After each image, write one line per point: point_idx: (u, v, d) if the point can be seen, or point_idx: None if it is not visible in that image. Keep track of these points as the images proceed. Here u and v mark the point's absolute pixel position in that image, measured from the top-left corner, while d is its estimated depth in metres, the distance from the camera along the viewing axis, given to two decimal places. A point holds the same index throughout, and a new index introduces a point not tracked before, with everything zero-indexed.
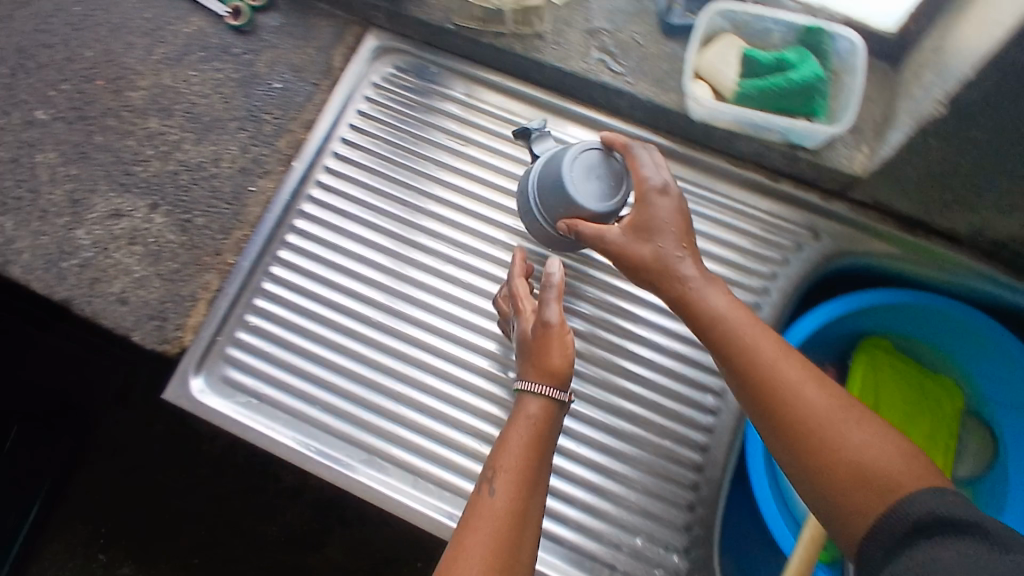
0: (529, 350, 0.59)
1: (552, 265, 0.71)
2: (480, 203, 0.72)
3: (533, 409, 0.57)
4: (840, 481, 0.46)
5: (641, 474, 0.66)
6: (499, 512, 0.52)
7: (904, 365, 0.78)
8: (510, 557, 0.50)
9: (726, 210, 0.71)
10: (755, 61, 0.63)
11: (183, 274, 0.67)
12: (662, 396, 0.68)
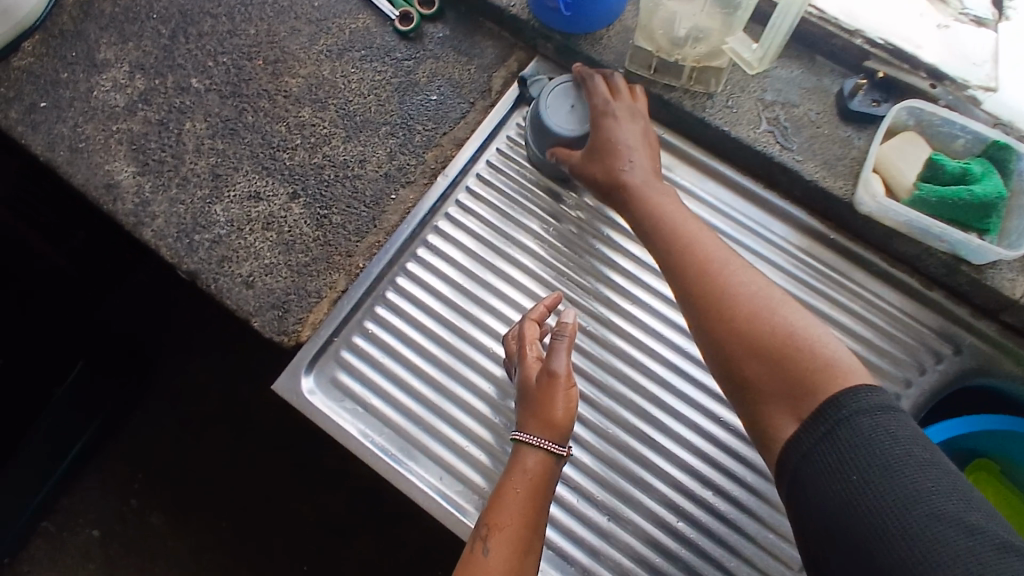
0: (524, 396, 0.60)
1: (674, 325, 0.69)
2: (610, 249, 0.71)
3: (528, 461, 0.57)
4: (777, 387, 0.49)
5: (733, 561, 0.63)
6: (492, 562, 0.53)
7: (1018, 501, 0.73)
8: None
9: (867, 306, 0.69)
10: (941, 166, 0.62)
11: (321, 267, 0.67)
12: (767, 486, 0.65)
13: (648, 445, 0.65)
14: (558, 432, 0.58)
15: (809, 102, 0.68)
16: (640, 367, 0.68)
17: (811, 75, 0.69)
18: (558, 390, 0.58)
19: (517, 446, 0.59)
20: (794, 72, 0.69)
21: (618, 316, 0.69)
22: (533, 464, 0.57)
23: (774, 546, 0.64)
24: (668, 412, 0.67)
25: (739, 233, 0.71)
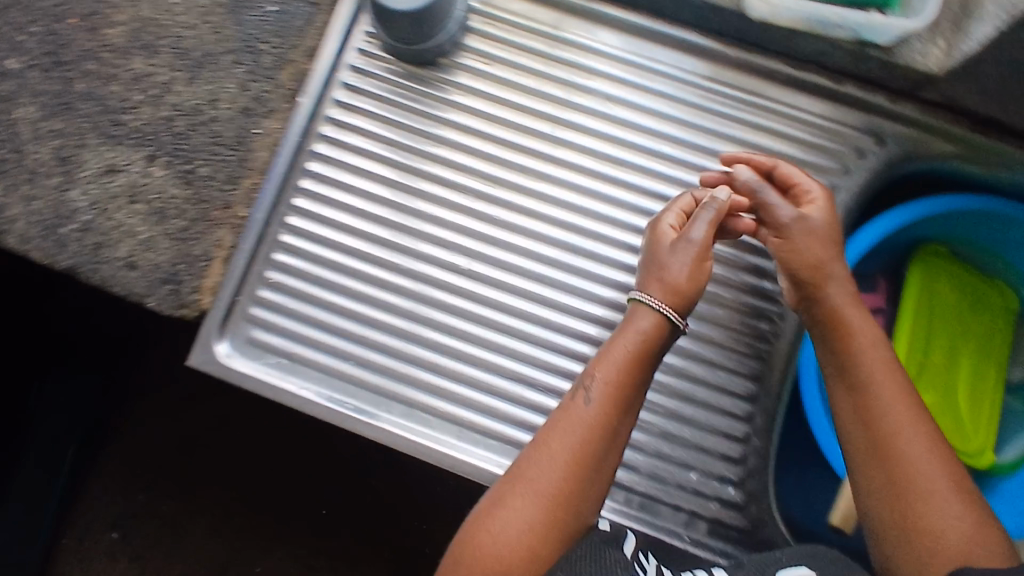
0: (648, 264, 0.58)
1: (587, 192, 0.64)
2: (501, 129, 0.65)
3: (644, 326, 0.56)
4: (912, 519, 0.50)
5: (696, 408, 0.62)
6: (586, 414, 0.54)
7: (961, 273, 0.71)
8: (575, 469, 0.53)
9: (779, 120, 0.65)
10: None
11: (198, 228, 0.61)
12: (712, 328, 0.63)
13: (589, 320, 0.63)
14: (681, 296, 0.56)
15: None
16: (561, 242, 0.64)
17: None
18: (682, 259, 0.57)
19: (630, 303, 0.58)
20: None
21: (530, 196, 0.64)
22: (647, 329, 0.56)
23: (730, 383, 0.63)
24: (600, 280, 0.63)
25: (635, 76, 0.65)
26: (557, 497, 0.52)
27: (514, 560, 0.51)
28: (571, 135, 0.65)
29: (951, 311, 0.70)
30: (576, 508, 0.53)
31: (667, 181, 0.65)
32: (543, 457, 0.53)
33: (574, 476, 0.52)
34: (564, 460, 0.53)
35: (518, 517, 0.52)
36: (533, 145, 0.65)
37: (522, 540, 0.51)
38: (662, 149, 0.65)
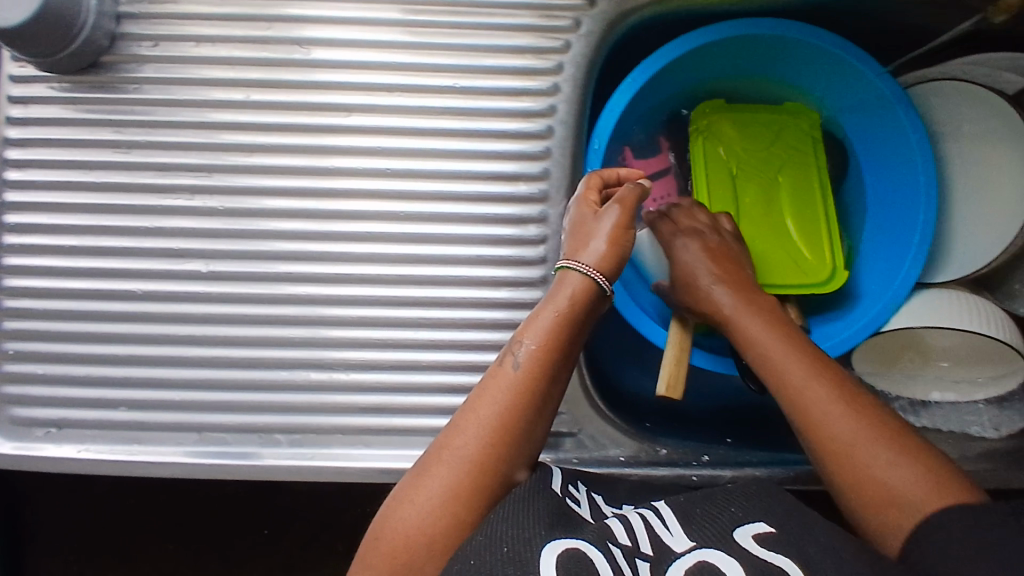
0: (574, 231, 0.55)
1: (305, 150, 0.58)
2: (189, 112, 0.58)
3: (575, 290, 0.52)
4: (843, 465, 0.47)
5: (492, 335, 0.58)
6: (514, 380, 0.50)
7: (745, 110, 0.68)
8: (507, 437, 0.48)
9: (488, 9, 0.59)
10: None
11: None
12: (485, 250, 0.59)
13: (353, 283, 0.58)
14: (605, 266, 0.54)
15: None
16: (300, 212, 0.58)
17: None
18: (611, 219, 0.55)
19: (562, 272, 0.54)
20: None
21: (252, 173, 0.57)
22: (575, 289, 0.53)
23: (521, 301, 0.58)
24: (354, 238, 0.58)
25: (323, 7, 0.58)
26: (487, 463, 0.47)
27: (434, 531, 0.45)
28: (266, 94, 0.58)
29: (744, 153, 0.68)
30: (501, 478, 0.48)
31: (385, 112, 0.58)
32: (471, 424, 0.49)
33: (502, 444, 0.48)
34: (490, 427, 0.48)
35: (442, 487, 0.47)
36: (229, 118, 0.58)
37: (443, 509, 0.46)
38: (369, 77, 0.58)
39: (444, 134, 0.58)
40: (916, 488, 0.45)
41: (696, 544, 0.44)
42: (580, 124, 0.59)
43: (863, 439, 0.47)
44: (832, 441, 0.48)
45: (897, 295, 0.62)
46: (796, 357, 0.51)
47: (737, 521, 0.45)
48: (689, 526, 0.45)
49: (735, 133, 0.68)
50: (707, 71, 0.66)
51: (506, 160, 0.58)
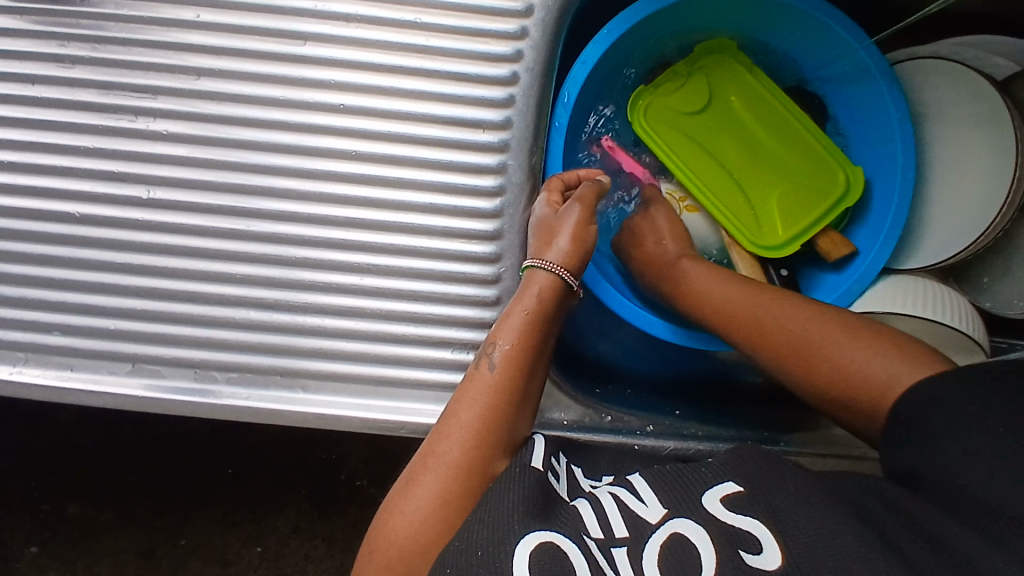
0: (539, 228, 0.56)
1: (255, 77, 0.56)
2: (138, 30, 0.56)
3: (545, 282, 0.54)
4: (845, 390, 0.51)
5: (438, 284, 0.57)
6: (491, 379, 0.51)
7: (666, 88, 0.66)
8: (492, 429, 0.49)
9: None
10: None
11: None
12: (440, 197, 0.57)
13: (296, 220, 0.56)
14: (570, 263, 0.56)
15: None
16: (249, 143, 0.56)
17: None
18: (573, 215, 0.57)
19: (528, 273, 0.55)
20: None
21: (201, 100, 0.56)
22: (543, 292, 0.54)
23: (474, 253, 0.57)
24: (303, 175, 0.56)
25: None
26: (471, 467, 0.48)
27: (426, 537, 0.46)
28: (218, 16, 0.56)
29: (693, 119, 0.66)
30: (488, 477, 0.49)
31: (341, 42, 0.56)
32: (451, 430, 0.49)
33: (484, 443, 0.49)
34: (473, 432, 0.49)
35: (426, 494, 0.47)
36: (180, 38, 0.56)
37: (430, 514, 0.47)
38: (326, 6, 0.56)
39: (403, 72, 0.56)
40: (896, 374, 0.48)
41: (669, 513, 0.45)
42: (546, 75, 0.58)
43: (842, 349, 0.52)
44: (821, 356, 0.52)
45: (862, 277, 0.61)
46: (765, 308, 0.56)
47: (707, 483, 0.46)
48: (663, 491, 0.46)
49: (667, 109, 0.66)
50: (688, 29, 0.64)
51: (466, 105, 0.57)
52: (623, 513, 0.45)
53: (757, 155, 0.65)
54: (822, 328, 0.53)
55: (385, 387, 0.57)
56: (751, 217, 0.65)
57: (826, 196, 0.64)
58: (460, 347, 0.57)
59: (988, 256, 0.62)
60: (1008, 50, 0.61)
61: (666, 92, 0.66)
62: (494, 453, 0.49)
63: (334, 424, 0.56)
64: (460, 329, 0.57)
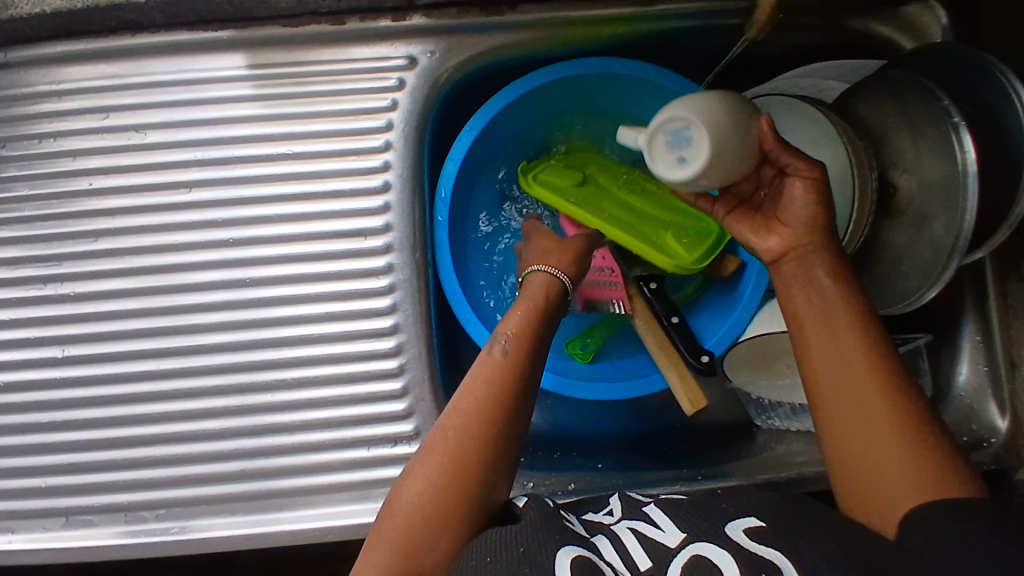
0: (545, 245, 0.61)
1: (150, 228, 0.62)
2: (40, 206, 0.62)
3: (536, 287, 0.57)
4: (862, 467, 0.47)
5: (346, 386, 0.60)
6: (499, 364, 0.52)
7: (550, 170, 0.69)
8: (500, 417, 0.50)
9: (319, 81, 0.63)
10: None
11: None
12: (336, 304, 0.61)
13: (205, 352, 0.60)
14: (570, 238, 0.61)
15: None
16: (152, 289, 0.61)
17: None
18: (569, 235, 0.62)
19: (528, 278, 0.58)
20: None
21: (103, 258, 0.61)
22: (539, 288, 0.56)
23: (375, 350, 0.61)
24: (204, 309, 0.61)
25: (159, 94, 0.63)
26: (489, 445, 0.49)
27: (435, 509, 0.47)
28: (110, 180, 0.62)
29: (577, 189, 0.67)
30: (497, 465, 0.49)
31: (224, 184, 0.62)
32: (470, 411, 0.50)
33: (495, 430, 0.49)
34: (489, 408, 0.50)
35: (434, 471, 0.48)
36: (77, 207, 0.62)
37: (438, 492, 0.48)
38: (208, 154, 0.62)
39: (286, 200, 0.62)
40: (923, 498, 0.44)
41: (688, 537, 0.46)
42: (417, 178, 0.63)
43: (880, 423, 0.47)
44: (856, 440, 0.48)
45: (746, 305, 0.65)
46: (855, 356, 0.49)
47: (730, 516, 0.47)
48: (681, 520, 0.48)
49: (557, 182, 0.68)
50: (555, 112, 0.69)
51: (347, 218, 0.62)
52: (644, 545, 0.46)
53: (632, 203, 0.67)
54: (870, 395, 0.48)
55: (308, 497, 0.59)
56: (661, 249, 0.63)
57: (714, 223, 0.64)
58: (378, 442, 0.60)
59: (864, 263, 0.65)
60: (838, 73, 0.67)
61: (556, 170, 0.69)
62: (503, 441, 0.49)
63: (263, 543, 0.58)
64: (375, 425, 0.60)
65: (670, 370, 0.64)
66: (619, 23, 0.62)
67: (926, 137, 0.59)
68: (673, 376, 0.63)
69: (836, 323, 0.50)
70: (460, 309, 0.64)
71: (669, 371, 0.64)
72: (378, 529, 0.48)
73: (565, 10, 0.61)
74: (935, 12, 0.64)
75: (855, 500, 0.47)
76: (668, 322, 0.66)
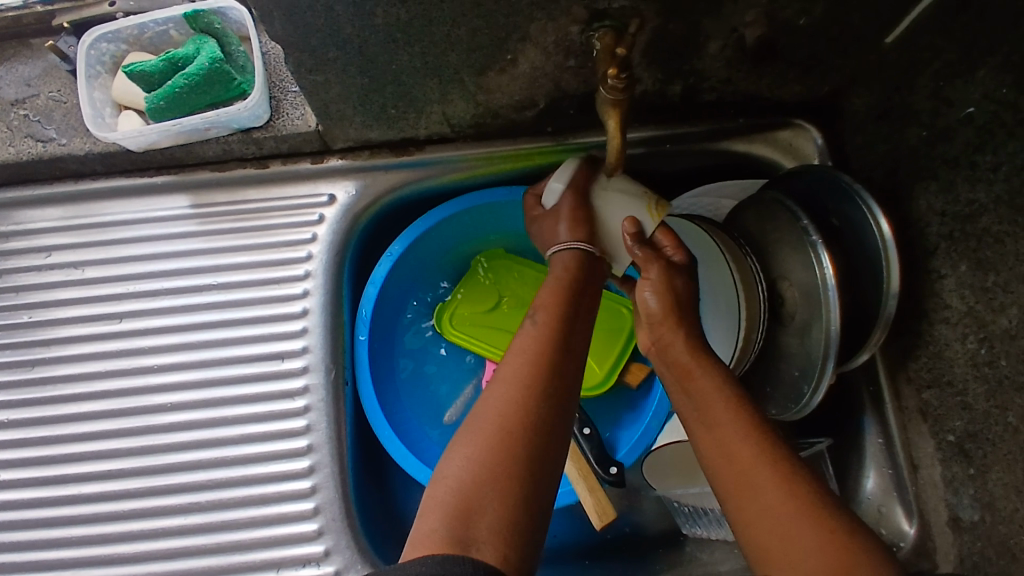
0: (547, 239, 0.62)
1: (80, 356, 0.65)
2: None
3: (566, 264, 0.58)
4: (764, 541, 0.42)
5: (259, 507, 0.62)
6: (540, 334, 0.51)
7: (468, 287, 0.77)
8: (552, 378, 0.47)
9: (243, 216, 0.68)
10: (143, 72, 0.61)
11: None
12: (252, 424, 0.63)
13: (124, 476, 0.62)
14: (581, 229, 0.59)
15: (47, 86, 0.68)
16: (77, 415, 0.64)
17: (38, 60, 0.69)
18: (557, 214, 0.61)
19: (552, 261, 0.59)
20: (21, 67, 0.69)
21: (34, 386, 0.65)
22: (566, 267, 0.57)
23: (288, 469, 0.63)
24: (125, 434, 0.63)
25: (97, 232, 0.68)
26: (542, 400, 0.46)
27: (483, 468, 0.43)
28: (45, 312, 0.66)
29: (496, 310, 0.75)
30: (550, 424, 0.46)
31: (151, 314, 0.66)
32: (512, 370, 0.48)
33: (548, 393, 0.47)
34: (535, 369, 0.48)
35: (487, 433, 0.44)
36: (14, 338, 0.66)
37: (493, 455, 0.43)
38: (138, 285, 0.67)
39: (208, 326, 0.66)
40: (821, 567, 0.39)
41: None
42: (333, 302, 0.67)
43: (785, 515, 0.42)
44: (753, 512, 0.44)
45: (657, 413, 0.68)
46: (740, 425, 0.48)
47: None
48: None
49: (477, 303, 0.76)
50: (476, 234, 0.75)
51: (265, 341, 0.65)
52: None
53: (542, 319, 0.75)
54: (762, 462, 0.45)
55: None
56: None
57: (616, 342, 0.73)
58: (287, 564, 0.60)
59: (767, 368, 0.68)
60: (730, 192, 0.73)
61: (478, 285, 0.77)
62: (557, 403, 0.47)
63: None
64: (286, 546, 0.61)
65: (581, 482, 0.66)
66: (520, 158, 0.69)
67: (797, 251, 0.63)
68: (583, 489, 0.66)
69: (716, 395, 0.50)
70: (379, 427, 0.66)
71: (579, 484, 0.66)
72: (427, 499, 0.43)
73: (469, 148, 0.68)
74: (809, 134, 0.70)
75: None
76: (581, 435, 0.69)
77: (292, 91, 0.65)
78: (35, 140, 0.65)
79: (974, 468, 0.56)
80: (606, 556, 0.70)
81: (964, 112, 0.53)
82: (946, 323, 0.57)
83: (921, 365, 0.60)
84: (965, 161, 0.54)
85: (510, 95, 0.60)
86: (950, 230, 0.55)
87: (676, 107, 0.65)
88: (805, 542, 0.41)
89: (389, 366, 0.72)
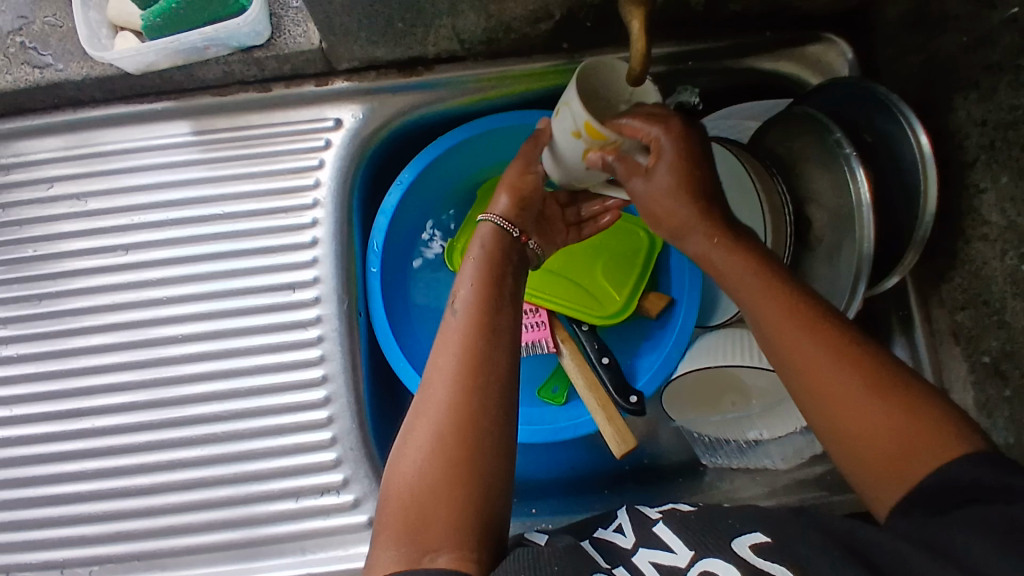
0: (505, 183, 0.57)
1: (88, 290, 0.64)
2: None
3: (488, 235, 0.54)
4: (830, 420, 0.43)
5: (274, 438, 0.61)
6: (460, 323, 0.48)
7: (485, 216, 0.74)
8: (482, 379, 0.45)
9: (246, 144, 0.66)
10: None
11: None
12: (264, 356, 0.62)
13: (138, 409, 0.62)
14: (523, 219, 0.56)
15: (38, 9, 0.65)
16: (87, 349, 0.63)
17: None
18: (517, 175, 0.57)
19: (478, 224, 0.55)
20: None
21: (42, 321, 0.64)
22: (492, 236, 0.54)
23: (301, 399, 0.62)
24: (135, 367, 0.62)
25: (98, 162, 0.66)
26: (469, 399, 0.45)
27: (429, 477, 0.43)
28: (50, 245, 0.65)
29: None
30: (489, 418, 0.45)
31: (156, 245, 0.64)
32: (437, 374, 0.46)
33: (472, 391, 0.45)
34: (455, 370, 0.46)
35: (429, 474, 0.43)
36: (20, 272, 0.65)
37: (441, 472, 0.43)
38: (142, 217, 0.65)
39: (215, 257, 0.64)
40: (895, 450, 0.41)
41: (696, 554, 0.40)
42: (343, 230, 0.65)
43: (845, 390, 0.43)
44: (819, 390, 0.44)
45: (677, 340, 0.67)
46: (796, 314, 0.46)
47: (737, 530, 0.41)
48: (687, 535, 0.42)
49: None
50: (489, 160, 0.72)
51: (275, 272, 0.64)
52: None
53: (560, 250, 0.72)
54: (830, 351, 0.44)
55: (236, 551, 0.59)
56: (592, 306, 0.70)
57: (637, 270, 0.71)
58: (307, 493, 0.60)
59: None
60: (756, 112, 0.69)
61: None
62: (489, 430, 0.44)
63: None
64: (305, 475, 0.61)
65: (599, 412, 0.64)
66: (534, 78, 0.66)
67: (827, 169, 0.60)
68: (602, 418, 0.64)
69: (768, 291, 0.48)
70: (396, 357, 0.65)
71: (598, 412, 0.65)
72: (382, 511, 0.44)
73: (480, 67, 0.65)
74: (839, 48, 0.66)
75: (841, 453, 0.43)
76: (598, 363, 0.68)
77: (293, 6, 0.62)
78: (30, 65, 0.63)
79: (1009, 389, 0.54)
80: (626, 486, 0.69)
81: (1009, 13, 0.49)
82: (984, 239, 0.54)
83: (955, 286, 0.58)
84: (1010, 66, 0.50)
85: (523, 6, 0.57)
86: (990, 140, 0.52)
87: (698, 17, 0.61)
88: (868, 413, 0.42)
89: (402, 298, 0.71)
